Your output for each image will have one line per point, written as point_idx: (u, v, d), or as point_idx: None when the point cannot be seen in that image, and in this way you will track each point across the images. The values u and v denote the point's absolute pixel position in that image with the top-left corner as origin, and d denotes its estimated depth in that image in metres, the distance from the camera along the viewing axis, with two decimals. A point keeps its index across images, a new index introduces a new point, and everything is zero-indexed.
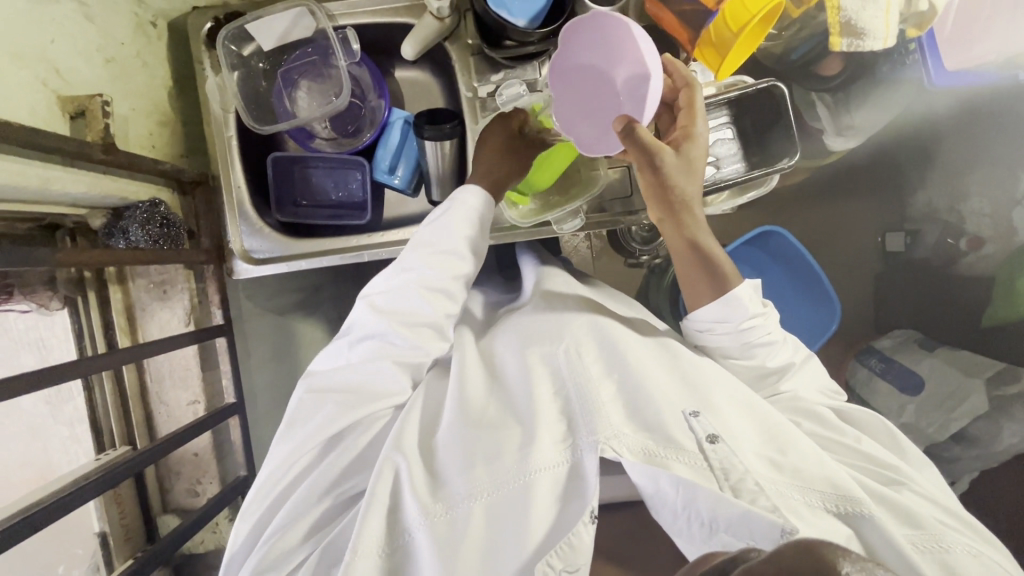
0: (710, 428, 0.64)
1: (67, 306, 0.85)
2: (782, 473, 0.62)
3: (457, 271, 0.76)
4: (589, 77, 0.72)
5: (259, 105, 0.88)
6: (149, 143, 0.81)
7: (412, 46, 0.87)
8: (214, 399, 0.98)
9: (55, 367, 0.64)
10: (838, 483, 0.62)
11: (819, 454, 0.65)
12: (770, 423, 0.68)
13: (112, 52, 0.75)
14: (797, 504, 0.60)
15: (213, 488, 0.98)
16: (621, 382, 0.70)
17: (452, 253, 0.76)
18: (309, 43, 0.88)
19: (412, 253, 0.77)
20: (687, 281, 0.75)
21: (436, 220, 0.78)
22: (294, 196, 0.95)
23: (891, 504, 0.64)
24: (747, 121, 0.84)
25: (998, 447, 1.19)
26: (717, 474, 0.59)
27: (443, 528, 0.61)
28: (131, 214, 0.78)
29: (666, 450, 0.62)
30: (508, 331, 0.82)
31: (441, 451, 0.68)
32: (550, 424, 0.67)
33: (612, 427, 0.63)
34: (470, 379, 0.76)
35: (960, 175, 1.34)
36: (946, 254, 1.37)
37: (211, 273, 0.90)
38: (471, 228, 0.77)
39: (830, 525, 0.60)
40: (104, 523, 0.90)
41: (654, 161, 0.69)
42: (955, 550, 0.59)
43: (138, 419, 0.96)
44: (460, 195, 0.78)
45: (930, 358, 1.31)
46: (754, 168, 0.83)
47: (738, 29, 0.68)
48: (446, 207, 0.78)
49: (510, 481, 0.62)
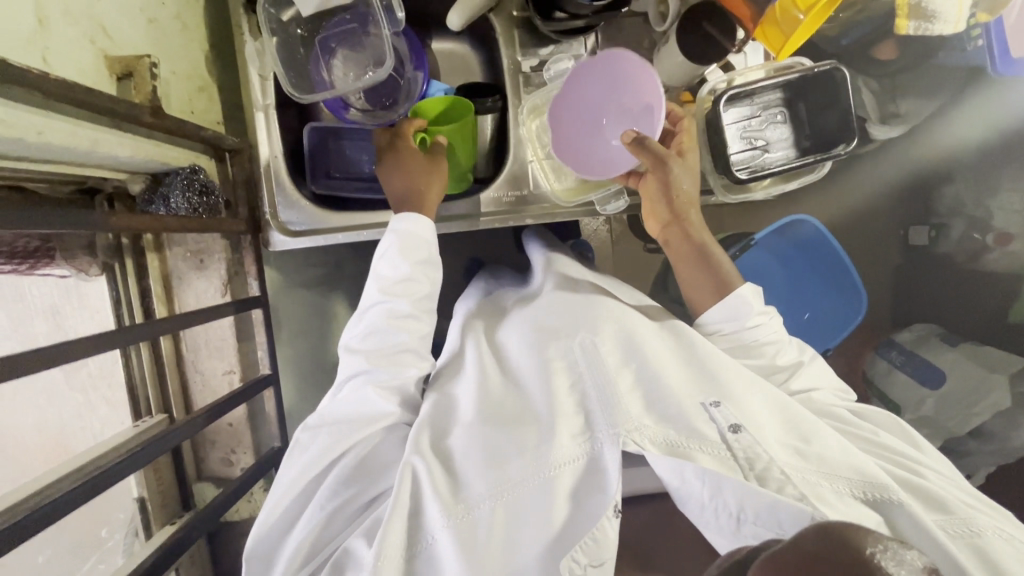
0: (732, 417, 0.64)
1: (106, 272, 0.84)
2: (808, 462, 0.62)
3: (416, 294, 0.77)
4: (590, 121, 0.79)
5: (296, 71, 0.87)
6: (189, 108, 0.79)
7: (459, 16, 0.82)
8: (248, 370, 0.99)
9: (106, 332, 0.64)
10: (863, 471, 0.62)
11: (843, 444, 0.65)
12: (795, 414, 0.68)
13: (154, 13, 0.73)
14: (825, 491, 0.60)
15: (248, 458, 0.99)
16: (640, 373, 0.70)
17: (392, 279, 0.77)
18: (348, 10, 0.87)
19: (371, 288, 0.78)
20: (685, 282, 0.80)
21: (387, 252, 0.78)
22: (327, 167, 0.93)
23: (914, 490, 0.64)
24: (802, 104, 0.81)
25: (1014, 442, 1.24)
26: (741, 463, 0.59)
27: (466, 532, 0.60)
28: (172, 180, 0.77)
29: (689, 440, 0.62)
30: (516, 324, 0.84)
31: (455, 447, 0.67)
32: (569, 419, 0.66)
33: (633, 419, 0.63)
34: (489, 372, 0.77)
35: (996, 168, 1.31)
36: (971, 249, 1.34)
37: (248, 243, 0.89)
38: (424, 250, 0.78)
39: (861, 512, 0.59)
40: (142, 488, 0.90)
41: (664, 169, 0.76)
42: (988, 535, 0.59)
43: (175, 388, 0.96)
44: (399, 222, 0.78)
45: (952, 351, 1.32)
46: (807, 154, 0.82)
47: (805, 8, 0.68)
48: (388, 236, 0.78)
49: (531, 478, 0.62)
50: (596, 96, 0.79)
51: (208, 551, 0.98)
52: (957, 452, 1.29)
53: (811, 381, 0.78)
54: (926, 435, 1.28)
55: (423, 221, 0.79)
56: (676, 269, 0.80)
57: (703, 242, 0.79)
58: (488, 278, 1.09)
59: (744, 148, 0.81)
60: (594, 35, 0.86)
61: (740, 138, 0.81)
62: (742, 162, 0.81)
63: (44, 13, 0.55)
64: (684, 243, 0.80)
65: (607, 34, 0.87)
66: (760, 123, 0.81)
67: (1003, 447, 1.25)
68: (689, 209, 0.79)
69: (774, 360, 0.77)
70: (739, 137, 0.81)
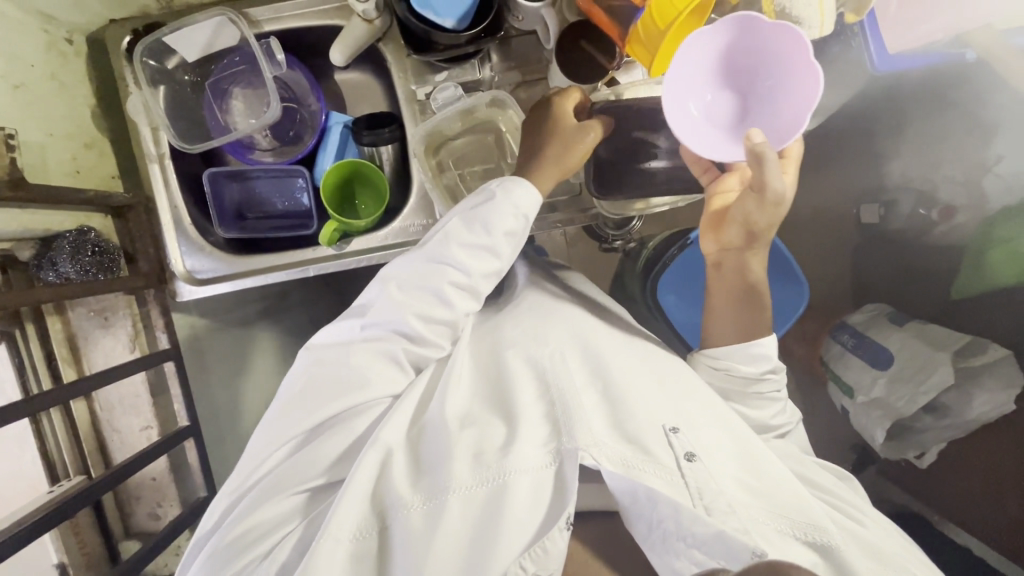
0: (688, 445, 0.65)
1: (5, 341, 0.79)
2: (758, 500, 0.63)
3: (486, 268, 0.72)
4: (730, 73, 0.67)
5: (188, 120, 0.86)
6: (75, 168, 0.78)
7: (340, 52, 0.82)
8: (169, 424, 0.91)
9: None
10: (807, 513, 0.64)
11: (793, 485, 0.67)
12: (753, 444, 0.70)
13: (21, 77, 0.72)
14: (769, 530, 0.61)
15: (174, 511, 0.93)
16: (605, 392, 0.71)
17: (479, 244, 0.71)
18: (234, 51, 0.86)
19: (446, 241, 0.71)
20: (716, 304, 0.80)
21: (473, 213, 0.71)
22: (239, 210, 0.93)
23: (859, 539, 0.65)
24: None
25: (969, 416, 1.21)
26: (690, 490, 0.61)
27: (418, 525, 0.60)
28: (59, 244, 0.76)
29: (642, 461, 0.62)
30: (494, 327, 0.83)
31: (425, 446, 0.68)
32: (534, 428, 0.67)
33: (593, 435, 0.63)
34: (457, 378, 0.74)
35: (932, 148, 1.31)
36: (917, 225, 1.38)
37: (152, 297, 0.87)
38: (510, 226, 0.71)
39: (799, 551, 0.61)
40: (62, 553, 0.83)
41: (760, 200, 0.69)
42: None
43: (92, 448, 0.88)
44: (508, 186, 0.71)
45: (899, 332, 1.32)
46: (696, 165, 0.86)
47: (666, 25, 0.65)
48: (484, 193, 0.71)
49: (488, 481, 0.62)
50: (739, 62, 0.67)
51: None
52: (912, 429, 1.28)
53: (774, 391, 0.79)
54: (878, 417, 1.28)
55: (533, 199, 0.71)
56: (713, 286, 0.80)
57: (753, 281, 0.77)
58: None
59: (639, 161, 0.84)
60: (489, 59, 0.86)
61: None
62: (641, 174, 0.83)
63: None
64: (737, 274, 0.78)
65: (505, 55, 0.86)
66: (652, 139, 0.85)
67: (959, 422, 1.23)
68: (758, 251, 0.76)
69: (766, 415, 0.79)
70: None
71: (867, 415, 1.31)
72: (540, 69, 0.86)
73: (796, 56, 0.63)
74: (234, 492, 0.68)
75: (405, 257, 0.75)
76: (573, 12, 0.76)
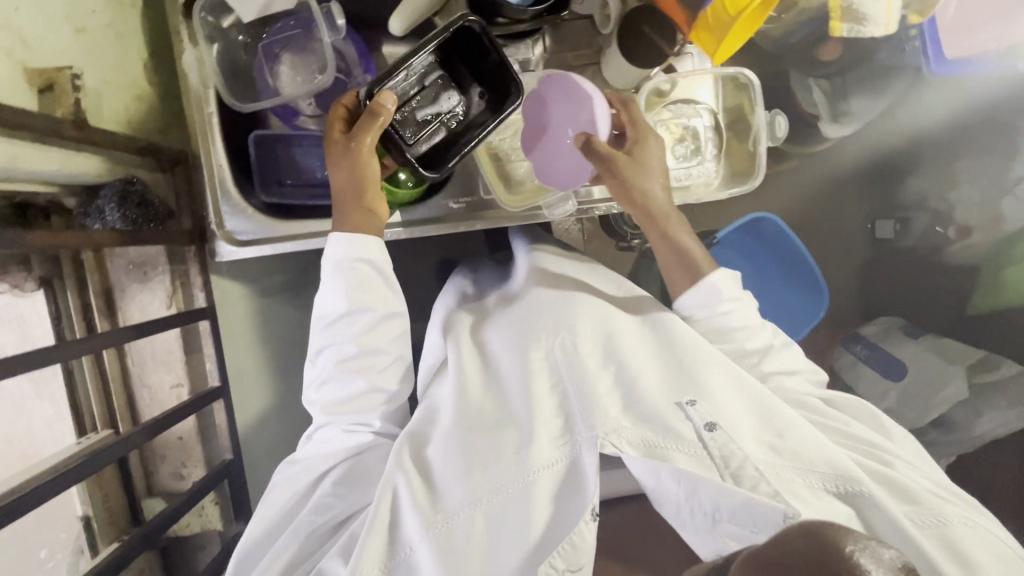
0: (708, 415, 0.65)
1: (43, 288, 0.80)
2: (782, 459, 0.65)
3: (359, 326, 0.74)
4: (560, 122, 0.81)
5: (239, 81, 0.86)
6: (125, 118, 0.78)
7: (400, 21, 0.81)
8: (197, 383, 0.94)
9: (27, 353, 0.61)
10: (837, 465, 0.65)
11: (816, 437, 0.68)
12: (768, 407, 0.70)
13: (82, 21, 0.72)
14: (797, 486, 0.62)
15: (199, 472, 0.96)
16: (618, 374, 0.70)
17: (338, 314, 0.74)
18: (291, 15, 0.86)
19: (317, 328, 0.76)
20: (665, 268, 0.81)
21: (325, 288, 0.75)
22: (279, 175, 0.91)
23: (888, 482, 0.67)
24: (726, 111, 0.86)
25: (974, 432, 1.23)
26: (716, 460, 0.61)
27: (443, 539, 0.61)
28: (106, 193, 0.76)
29: (664, 440, 0.63)
30: (500, 321, 0.82)
31: (440, 454, 0.68)
32: (548, 422, 0.67)
33: (610, 421, 0.64)
34: (469, 383, 0.76)
35: (948, 163, 1.34)
36: (932, 244, 1.36)
37: (192, 255, 0.87)
38: (367, 280, 0.74)
39: (833, 505, 0.62)
40: (87, 505, 0.88)
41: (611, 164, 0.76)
42: (952, 523, 0.62)
43: (121, 402, 0.91)
44: (332, 246, 0.74)
45: (913, 344, 1.34)
46: (733, 169, 0.87)
47: (736, 12, 0.65)
48: (325, 267, 0.74)
49: (510, 485, 0.63)
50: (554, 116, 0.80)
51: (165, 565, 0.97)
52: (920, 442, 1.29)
53: (785, 366, 0.82)
54: None
55: (369, 242, 0.73)
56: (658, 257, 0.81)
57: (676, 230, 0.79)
58: (469, 270, 1.07)
59: (682, 156, 0.85)
60: (542, 40, 0.86)
61: (673, 144, 0.85)
62: (683, 170, 0.85)
63: None
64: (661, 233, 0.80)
65: (557, 39, 0.87)
66: (700, 133, 0.86)
67: (966, 438, 1.24)
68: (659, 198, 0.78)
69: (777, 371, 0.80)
70: (672, 144, 0.85)
71: None
72: (592, 54, 0.88)
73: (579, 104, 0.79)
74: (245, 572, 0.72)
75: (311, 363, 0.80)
76: (484, 118, 0.79)
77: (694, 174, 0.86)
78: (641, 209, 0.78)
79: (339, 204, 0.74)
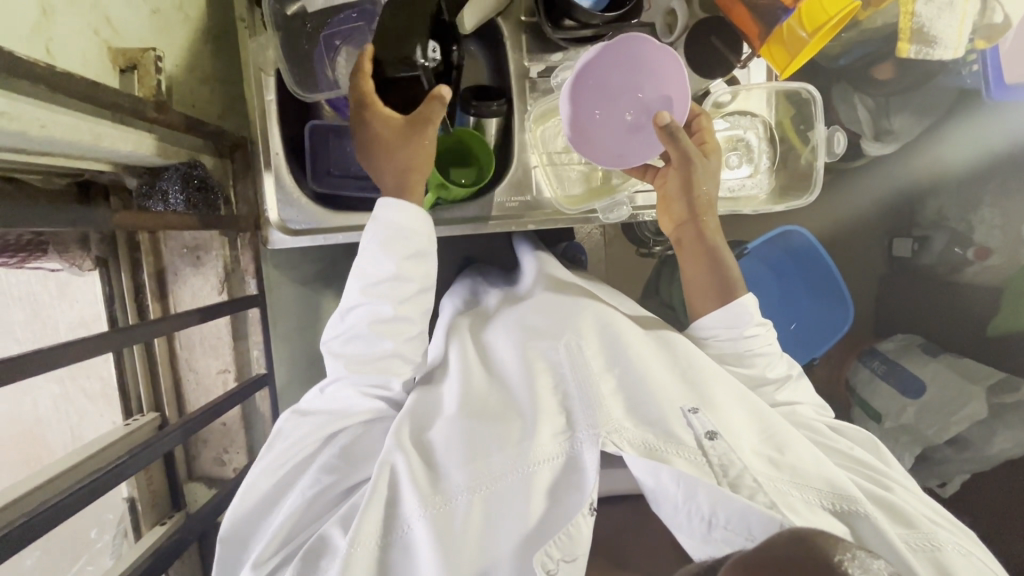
0: (709, 424, 0.63)
1: (99, 268, 0.84)
2: (781, 472, 0.61)
3: (402, 295, 0.72)
4: (608, 95, 0.73)
5: (301, 71, 0.84)
6: (190, 102, 0.78)
7: (471, 17, 0.80)
8: (243, 369, 0.96)
9: (111, 333, 0.61)
10: (833, 480, 0.62)
11: (815, 454, 0.65)
12: (769, 423, 0.68)
13: (157, 3, 0.72)
14: (794, 500, 0.59)
15: (240, 458, 0.98)
16: (623, 376, 0.68)
17: (380, 276, 0.72)
18: (354, 7, 0.85)
19: (353, 285, 0.74)
20: (689, 284, 0.79)
21: (370, 249, 0.73)
22: (327, 165, 0.90)
23: (885, 505, 0.63)
24: (783, 122, 0.87)
25: (989, 451, 1.23)
26: (715, 468, 0.58)
27: (441, 522, 0.58)
28: (170, 175, 0.76)
29: (667, 445, 0.61)
30: (503, 323, 0.81)
31: (439, 441, 0.65)
32: (551, 417, 0.65)
33: (613, 420, 0.62)
34: (472, 373, 0.74)
35: (978, 186, 1.29)
36: (951, 263, 1.33)
37: (245, 242, 0.89)
38: (416, 253, 0.73)
39: (828, 521, 0.58)
40: (132, 488, 0.88)
41: (687, 164, 0.73)
42: (946, 549, 0.59)
43: (167, 385, 0.94)
44: (381, 212, 0.72)
45: (934, 362, 1.30)
46: (782, 187, 0.89)
47: (812, 30, 0.73)
48: (375, 228, 0.72)
49: (509, 473, 0.61)
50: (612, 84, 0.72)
51: (199, 551, 0.97)
52: (932, 459, 1.28)
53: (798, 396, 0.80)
54: (906, 443, 1.25)
55: (419, 215, 0.73)
56: (688, 270, 0.78)
57: (712, 243, 0.77)
58: (475, 276, 1.08)
59: (736, 165, 0.87)
60: None
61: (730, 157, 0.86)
62: (735, 181, 0.87)
63: (48, 3, 0.55)
64: (694, 241, 0.78)
65: None
66: (754, 144, 0.87)
67: (978, 455, 1.24)
68: (708, 213, 0.77)
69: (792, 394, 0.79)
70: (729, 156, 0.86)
71: (896, 440, 1.29)
72: None
73: (641, 76, 0.71)
74: (235, 534, 0.67)
75: (334, 319, 0.78)
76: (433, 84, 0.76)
77: (745, 185, 0.88)
78: (689, 213, 0.77)
79: (392, 180, 0.73)
